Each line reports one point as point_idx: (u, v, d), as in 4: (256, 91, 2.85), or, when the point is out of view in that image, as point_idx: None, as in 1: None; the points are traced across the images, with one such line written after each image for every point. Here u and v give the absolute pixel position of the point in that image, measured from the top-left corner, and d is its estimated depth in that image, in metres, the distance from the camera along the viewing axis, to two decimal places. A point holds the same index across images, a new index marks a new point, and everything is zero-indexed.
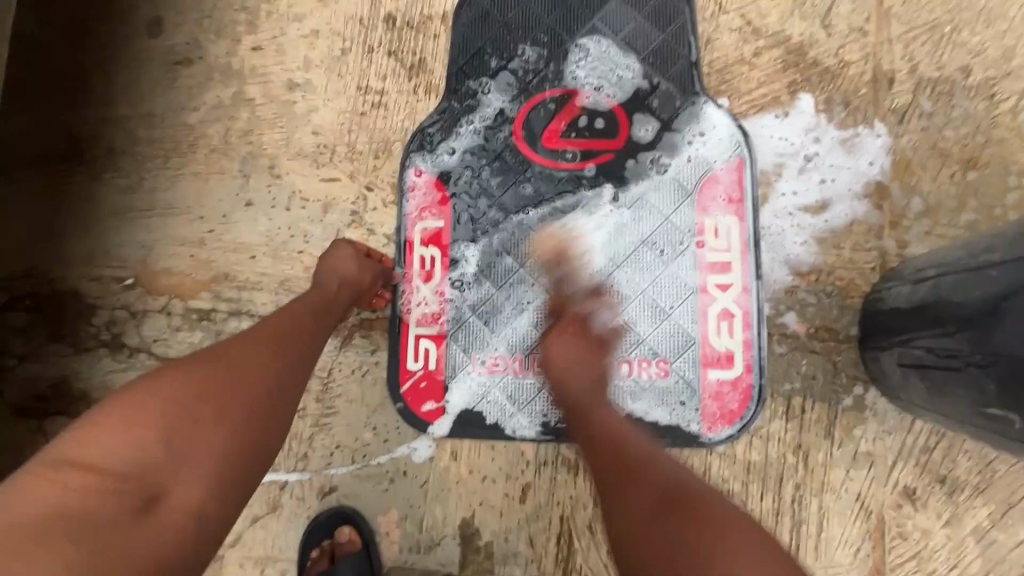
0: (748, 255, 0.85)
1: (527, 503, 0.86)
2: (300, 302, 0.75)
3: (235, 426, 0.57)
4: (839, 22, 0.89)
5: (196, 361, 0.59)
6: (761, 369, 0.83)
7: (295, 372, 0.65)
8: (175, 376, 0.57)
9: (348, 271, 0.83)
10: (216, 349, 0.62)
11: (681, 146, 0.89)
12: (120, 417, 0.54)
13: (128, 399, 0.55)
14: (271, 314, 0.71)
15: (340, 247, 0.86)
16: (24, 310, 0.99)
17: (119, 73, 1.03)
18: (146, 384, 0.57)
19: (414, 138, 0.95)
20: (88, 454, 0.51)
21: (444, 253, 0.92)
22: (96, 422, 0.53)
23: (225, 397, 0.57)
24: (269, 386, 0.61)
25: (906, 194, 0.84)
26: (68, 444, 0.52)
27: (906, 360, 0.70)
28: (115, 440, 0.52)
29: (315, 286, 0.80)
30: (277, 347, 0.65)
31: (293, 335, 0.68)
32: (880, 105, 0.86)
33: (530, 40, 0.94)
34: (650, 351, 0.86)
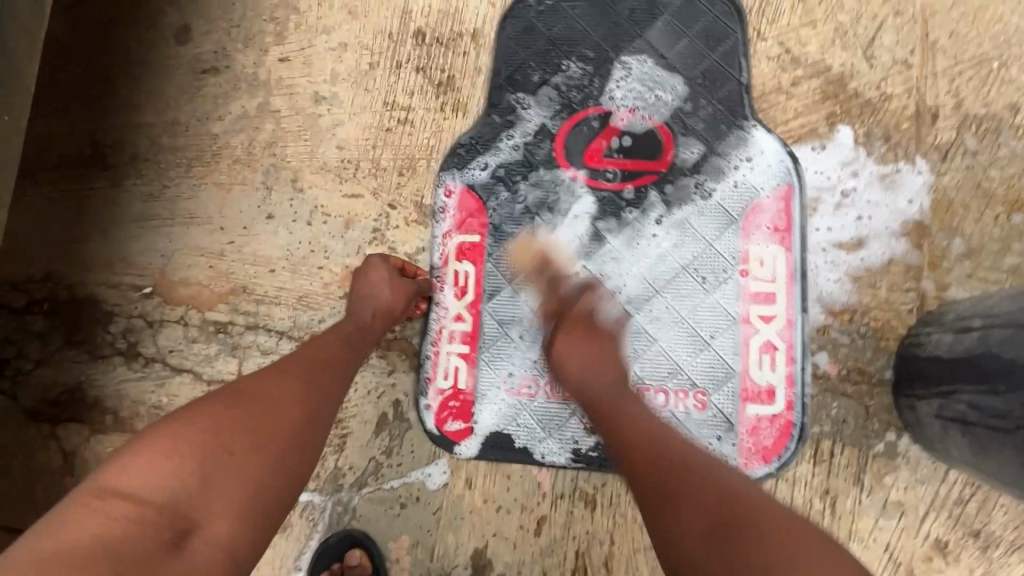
0: (794, 287, 0.82)
1: (542, 536, 0.84)
2: (334, 333, 0.76)
3: (270, 459, 0.56)
4: (881, 54, 0.86)
5: (233, 392, 0.59)
6: (803, 407, 0.81)
7: (329, 406, 0.64)
8: (214, 407, 0.57)
9: (381, 295, 0.82)
10: (251, 379, 0.62)
11: (727, 170, 0.86)
12: (158, 448, 0.53)
13: (167, 430, 0.54)
14: (304, 346, 0.71)
15: (374, 265, 0.84)
16: (42, 313, 0.99)
17: (145, 79, 1.02)
18: (183, 415, 0.56)
19: (451, 151, 0.93)
20: (126, 484, 0.50)
21: (478, 270, 0.90)
22: (136, 452, 0.52)
23: (264, 428, 0.57)
24: (303, 419, 0.60)
25: (946, 234, 0.82)
26: (107, 474, 0.51)
27: (946, 413, 0.68)
28: (152, 470, 0.51)
29: (351, 314, 0.80)
30: (311, 378, 0.65)
31: (328, 368, 0.68)
32: (922, 141, 0.84)
33: (574, 56, 0.92)
34: (688, 382, 0.83)
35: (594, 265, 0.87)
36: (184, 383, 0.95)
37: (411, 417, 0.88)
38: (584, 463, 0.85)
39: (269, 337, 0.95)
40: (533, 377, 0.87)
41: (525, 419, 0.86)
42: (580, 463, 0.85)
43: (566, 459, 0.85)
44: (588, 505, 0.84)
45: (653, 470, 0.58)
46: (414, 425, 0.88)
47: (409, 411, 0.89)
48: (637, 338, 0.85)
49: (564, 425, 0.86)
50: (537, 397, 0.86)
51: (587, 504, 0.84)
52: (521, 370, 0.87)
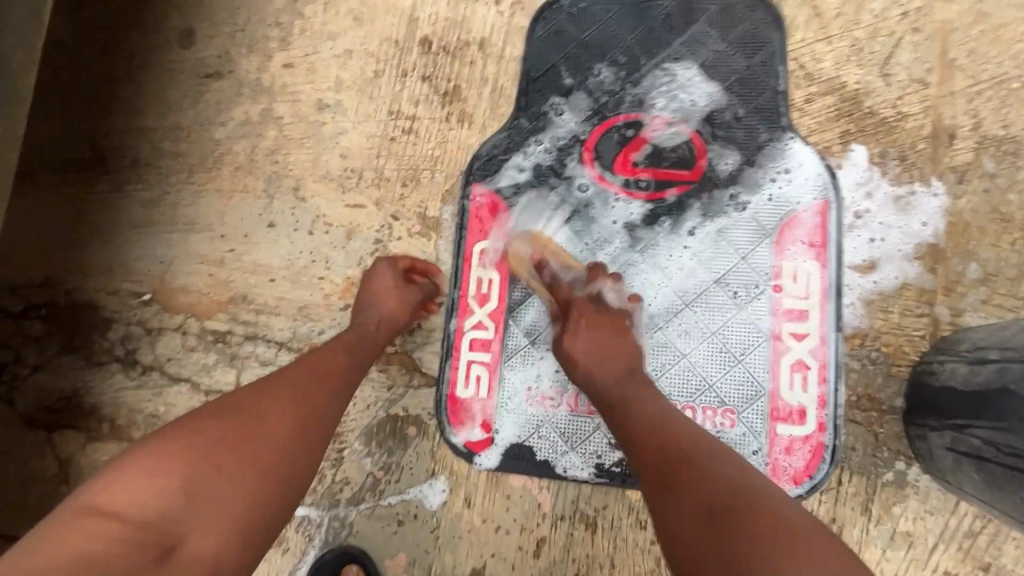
0: (828, 304, 0.81)
1: (541, 558, 0.83)
2: (338, 340, 0.75)
3: (266, 472, 0.54)
4: (898, 72, 0.84)
5: (233, 403, 0.58)
6: (836, 428, 0.79)
7: (329, 418, 0.63)
8: (210, 419, 0.56)
9: (386, 305, 0.81)
10: (253, 390, 0.60)
11: (763, 183, 0.84)
12: (150, 459, 0.51)
13: (161, 441, 0.53)
14: (306, 355, 0.69)
15: (381, 270, 0.83)
16: (40, 318, 0.98)
17: (148, 83, 1.01)
18: (180, 427, 0.55)
19: (477, 155, 0.91)
20: (115, 496, 0.49)
21: (503, 279, 0.88)
22: (129, 464, 0.51)
23: (259, 440, 0.55)
24: (303, 432, 0.59)
25: (962, 259, 0.80)
26: (97, 487, 0.50)
27: (960, 446, 0.66)
28: (144, 482, 0.50)
29: (356, 320, 0.79)
30: (314, 389, 0.64)
31: (330, 376, 0.67)
32: (938, 162, 0.82)
33: (606, 61, 0.90)
34: (718, 398, 0.82)
35: (620, 276, 0.85)
36: (182, 392, 0.94)
37: (409, 433, 0.87)
38: (608, 479, 0.83)
39: (268, 348, 0.94)
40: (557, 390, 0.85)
41: (548, 432, 0.85)
42: (604, 478, 0.83)
43: (589, 474, 0.83)
44: (589, 528, 0.83)
45: (656, 474, 0.57)
46: (413, 441, 0.87)
47: (408, 426, 0.87)
48: (665, 352, 0.83)
49: (587, 440, 0.84)
50: (561, 410, 0.85)
51: (587, 526, 0.83)
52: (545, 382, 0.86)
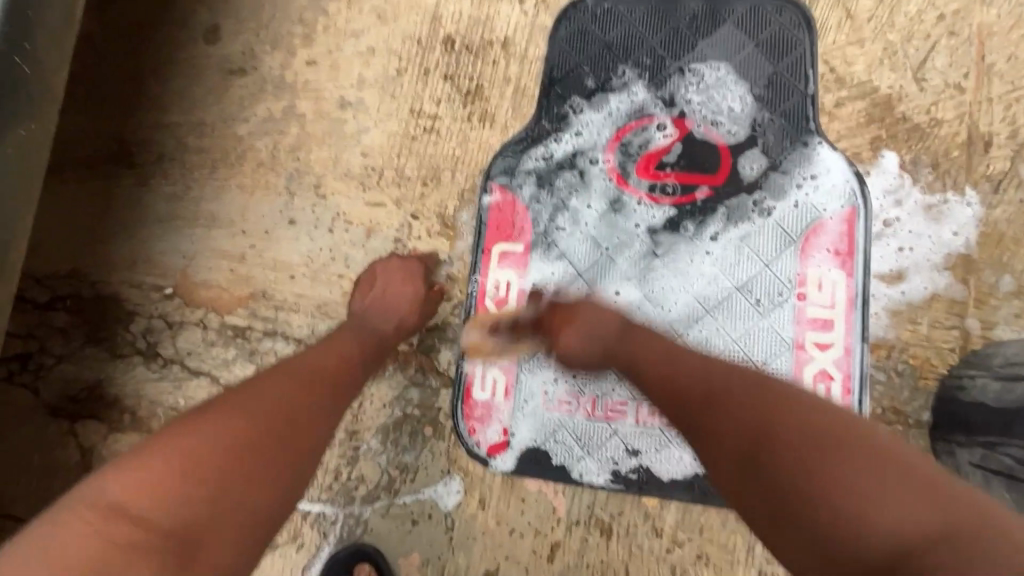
0: (854, 314, 0.79)
1: (555, 562, 0.82)
2: (342, 337, 0.74)
3: (279, 473, 0.54)
4: (933, 77, 0.82)
5: (243, 396, 0.57)
6: None
7: (333, 416, 0.62)
8: (221, 411, 0.54)
9: (399, 303, 0.82)
10: (263, 384, 0.59)
11: (788, 189, 0.82)
12: (162, 455, 0.50)
13: (171, 436, 0.52)
14: (309, 351, 0.69)
15: (413, 276, 0.86)
16: (65, 310, 0.99)
17: (173, 79, 1.02)
18: (190, 419, 0.53)
19: (498, 156, 0.91)
20: (127, 496, 0.47)
21: (521, 281, 0.88)
22: (138, 459, 0.50)
23: (270, 438, 0.54)
24: (310, 431, 0.58)
25: (995, 271, 0.77)
26: (107, 483, 0.48)
27: (990, 464, 0.64)
28: (157, 480, 0.48)
29: (364, 321, 0.79)
30: (317, 383, 0.63)
31: (336, 376, 0.66)
32: (973, 170, 0.79)
33: (631, 62, 0.89)
34: None
35: (639, 281, 0.84)
36: (201, 386, 0.95)
37: (425, 433, 0.87)
38: (623, 485, 0.82)
39: (287, 345, 0.94)
40: (574, 394, 0.85)
41: (564, 436, 0.84)
42: (619, 484, 0.82)
43: (605, 479, 0.83)
44: (604, 534, 0.82)
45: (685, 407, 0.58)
46: (429, 441, 0.87)
47: (424, 426, 0.87)
48: None
49: (603, 445, 0.83)
50: (578, 415, 0.84)
51: (602, 532, 0.82)
52: (562, 386, 0.85)
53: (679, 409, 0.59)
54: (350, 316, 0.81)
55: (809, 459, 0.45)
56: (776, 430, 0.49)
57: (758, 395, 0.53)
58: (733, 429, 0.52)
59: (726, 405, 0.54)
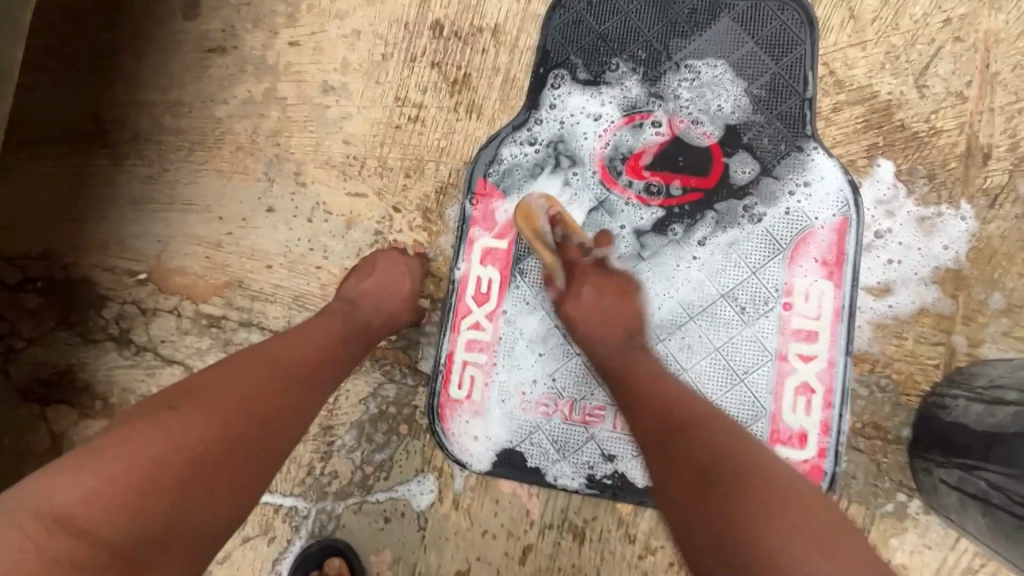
0: (839, 326, 0.77)
1: (527, 564, 0.82)
2: (326, 324, 0.70)
3: (240, 486, 0.53)
4: (935, 84, 0.79)
5: (211, 396, 0.54)
6: (837, 456, 0.76)
7: (303, 420, 0.60)
8: (186, 415, 0.52)
9: (392, 298, 0.79)
10: (235, 380, 0.57)
11: (779, 195, 0.80)
12: (119, 464, 0.48)
13: (131, 440, 0.50)
14: (287, 338, 0.65)
15: (411, 271, 0.83)
16: (36, 292, 0.96)
17: (149, 55, 0.98)
18: (154, 421, 0.51)
19: (484, 149, 0.88)
20: (76, 508, 0.45)
21: (503, 278, 0.86)
22: (92, 465, 0.48)
23: (234, 449, 0.53)
24: (280, 437, 0.57)
25: (986, 287, 0.76)
26: (55, 488, 0.46)
27: (967, 487, 0.64)
28: (111, 493, 0.46)
29: (355, 310, 0.75)
30: (293, 382, 0.60)
31: (313, 375, 0.63)
32: (970, 183, 0.77)
33: (624, 55, 0.85)
34: None
35: None
36: (174, 374, 0.93)
37: (400, 431, 0.86)
38: (597, 490, 0.82)
39: (262, 336, 0.92)
40: (552, 395, 0.83)
41: (540, 438, 0.83)
42: (593, 489, 0.82)
43: (579, 483, 0.82)
44: (576, 538, 0.82)
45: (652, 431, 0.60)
46: (405, 438, 0.86)
47: (400, 424, 0.86)
48: (664, 365, 0.80)
49: (579, 449, 0.82)
50: (554, 418, 0.83)
51: (575, 536, 0.82)
52: (540, 387, 0.84)
53: (643, 434, 0.61)
54: (340, 300, 0.77)
55: (753, 503, 0.48)
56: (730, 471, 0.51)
57: (721, 439, 0.55)
58: (695, 455, 0.54)
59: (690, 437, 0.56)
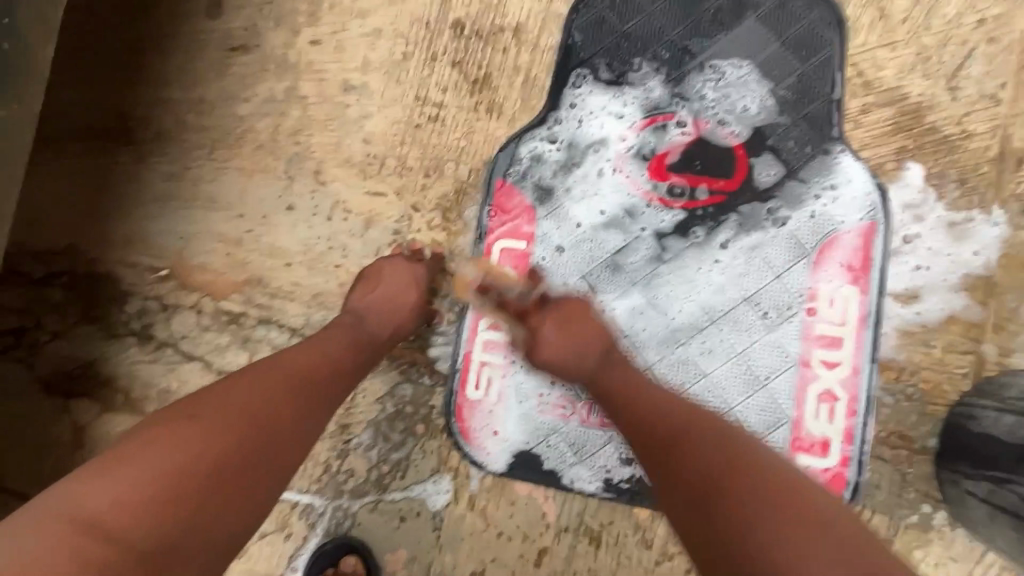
0: (864, 333, 0.76)
1: (542, 567, 0.82)
2: (334, 337, 0.71)
3: (258, 494, 0.53)
4: (968, 86, 0.77)
5: (228, 405, 0.55)
6: (860, 465, 0.75)
7: (317, 423, 0.61)
8: (205, 424, 0.53)
9: (397, 310, 0.79)
10: (249, 389, 0.58)
11: (805, 198, 0.79)
12: (144, 471, 0.49)
13: (154, 447, 0.50)
14: (296, 349, 0.67)
15: (416, 281, 0.82)
16: (61, 286, 0.98)
17: (174, 53, 0.98)
18: (175, 428, 0.52)
19: (505, 150, 0.88)
20: (106, 512, 0.46)
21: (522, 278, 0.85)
22: (119, 471, 0.48)
23: (252, 457, 0.53)
24: (296, 441, 0.58)
25: (1018, 295, 0.74)
26: (83, 494, 0.47)
27: (997, 500, 0.62)
28: (138, 498, 0.47)
29: (359, 323, 0.76)
30: (305, 387, 0.61)
31: (324, 380, 0.64)
32: (1002, 188, 0.75)
33: (648, 55, 0.84)
34: (736, 422, 0.78)
35: (644, 287, 0.81)
36: (194, 370, 0.94)
37: (417, 431, 0.86)
38: (614, 494, 0.81)
39: (281, 333, 0.93)
40: (570, 398, 0.83)
41: (557, 440, 0.83)
42: (610, 493, 0.81)
43: (596, 487, 0.81)
44: (592, 542, 0.81)
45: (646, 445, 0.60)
46: (420, 438, 0.86)
47: (416, 424, 0.86)
48: (683, 369, 0.79)
49: (596, 452, 0.82)
50: (572, 420, 0.82)
51: (591, 540, 0.81)
52: (558, 389, 0.83)
53: (639, 450, 0.61)
54: (347, 315, 0.77)
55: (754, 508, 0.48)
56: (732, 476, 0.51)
57: (720, 443, 0.55)
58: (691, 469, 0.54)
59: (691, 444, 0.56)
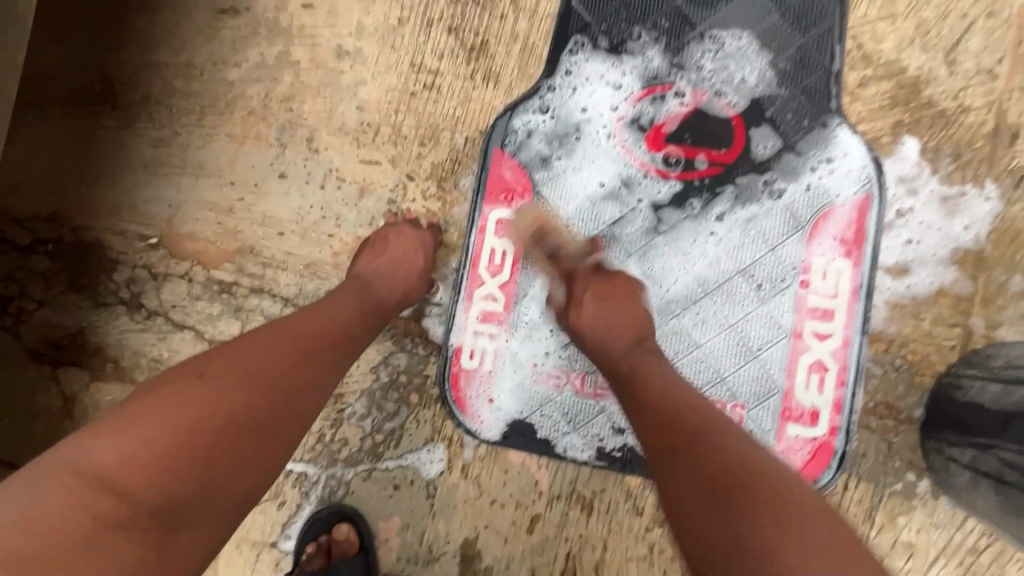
0: (856, 305, 0.77)
1: (533, 535, 0.83)
2: (343, 302, 0.70)
3: (268, 456, 0.53)
4: (965, 60, 0.77)
5: (233, 368, 0.54)
6: (848, 434, 0.76)
7: (326, 388, 0.60)
8: (213, 385, 0.52)
9: (404, 276, 0.78)
10: (253, 352, 0.57)
11: (801, 171, 0.79)
12: (152, 430, 0.48)
13: (161, 407, 0.50)
14: (304, 314, 0.65)
15: (423, 248, 0.82)
16: (47, 254, 0.96)
17: (161, 15, 0.96)
18: (184, 388, 0.52)
19: (501, 118, 0.86)
20: (116, 470, 0.46)
21: (517, 250, 0.85)
22: (126, 430, 0.48)
23: (259, 420, 0.53)
24: (303, 408, 0.57)
25: (1006, 269, 0.75)
26: (91, 451, 0.47)
27: (979, 465, 0.64)
28: (147, 457, 0.47)
29: (366, 288, 0.74)
30: (311, 353, 0.60)
31: (333, 346, 0.63)
32: (996, 163, 0.76)
33: (647, 24, 0.83)
34: (728, 392, 0.78)
35: (638, 259, 0.81)
36: (185, 339, 0.93)
37: (411, 401, 0.86)
38: (606, 462, 0.82)
39: (274, 303, 0.92)
40: (565, 368, 0.83)
41: (551, 410, 0.83)
42: (602, 461, 0.82)
43: (589, 456, 0.82)
44: (584, 509, 0.82)
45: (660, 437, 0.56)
46: (415, 408, 0.86)
47: (410, 393, 0.86)
48: (677, 340, 0.80)
49: (589, 422, 0.83)
50: (566, 390, 0.83)
51: (582, 508, 0.82)
52: (553, 360, 0.83)
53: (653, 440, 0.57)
54: (352, 278, 0.76)
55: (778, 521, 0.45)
56: (757, 481, 0.49)
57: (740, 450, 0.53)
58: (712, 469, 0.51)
59: (713, 441, 0.53)
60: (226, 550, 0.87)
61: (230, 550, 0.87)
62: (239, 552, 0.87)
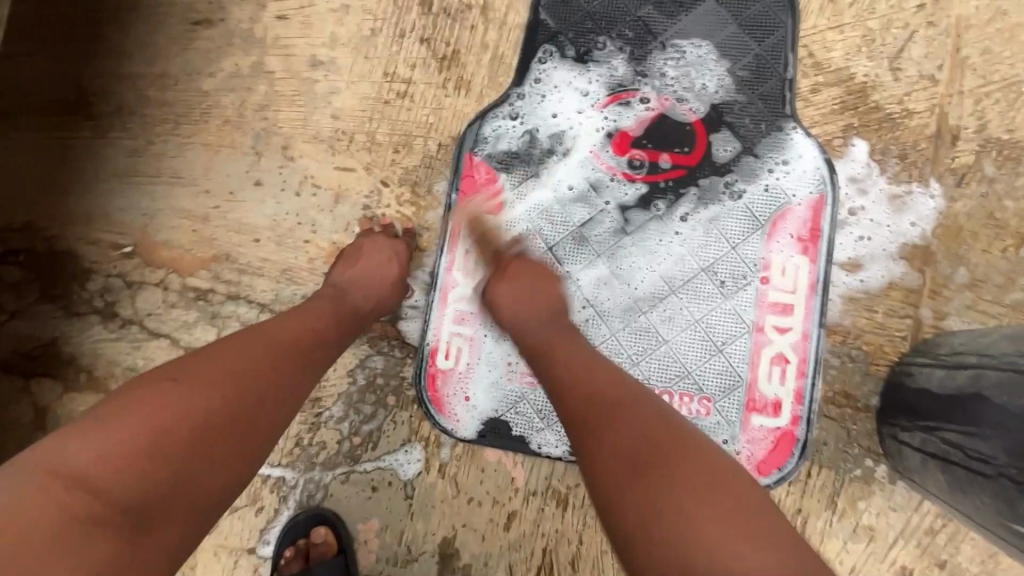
0: (814, 300, 0.80)
1: (511, 531, 0.84)
2: (317, 309, 0.71)
3: (243, 457, 0.54)
4: (908, 67, 0.82)
5: (209, 371, 0.56)
6: (809, 423, 0.79)
7: (301, 392, 0.62)
8: (190, 386, 0.53)
9: (378, 284, 0.80)
10: (228, 356, 0.58)
11: (759, 172, 0.82)
12: (128, 431, 0.49)
13: (137, 408, 0.51)
14: (280, 320, 0.67)
15: (397, 256, 0.83)
16: (18, 264, 0.95)
17: (135, 27, 0.97)
18: (160, 389, 0.53)
19: (474, 125, 0.89)
20: (93, 468, 0.47)
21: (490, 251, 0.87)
22: (102, 430, 0.49)
23: (235, 421, 0.54)
24: (278, 410, 0.58)
25: (951, 262, 0.79)
26: (67, 450, 0.48)
27: (929, 447, 0.67)
28: (123, 456, 0.48)
29: (341, 296, 0.76)
30: (286, 357, 0.62)
31: (308, 352, 0.64)
32: (938, 163, 0.81)
33: (612, 34, 0.87)
34: (695, 386, 0.81)
35: (607, 259, 0.84)
36: (161, 347, 0.93)
37: (388, 402, 0.87)
38: None
39: (250, 309, 0.93)
40: None
41: (525, 408, 0.85)
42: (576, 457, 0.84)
43: (563, 451, 0.84)
44: (560, 504, 0.84)
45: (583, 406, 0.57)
46: (393, 409, 0.87)
47: (388, 395, 0.87)
48: (646, 336, 0.83)
49: None
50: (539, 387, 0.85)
51: (558, 502, 0.84)
52: None
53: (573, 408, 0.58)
54: (329, 286, 0.78)
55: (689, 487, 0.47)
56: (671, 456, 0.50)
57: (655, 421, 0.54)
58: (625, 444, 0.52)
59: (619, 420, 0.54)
60: (203, 557, 0.87)
61: (208, 557, 0.87)
62: (217, 559, 0.87)
